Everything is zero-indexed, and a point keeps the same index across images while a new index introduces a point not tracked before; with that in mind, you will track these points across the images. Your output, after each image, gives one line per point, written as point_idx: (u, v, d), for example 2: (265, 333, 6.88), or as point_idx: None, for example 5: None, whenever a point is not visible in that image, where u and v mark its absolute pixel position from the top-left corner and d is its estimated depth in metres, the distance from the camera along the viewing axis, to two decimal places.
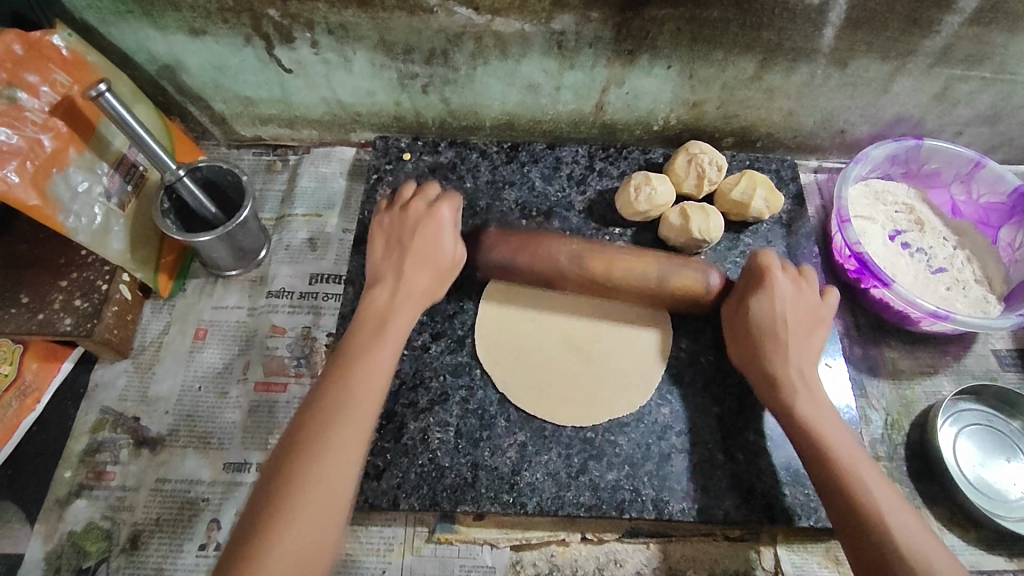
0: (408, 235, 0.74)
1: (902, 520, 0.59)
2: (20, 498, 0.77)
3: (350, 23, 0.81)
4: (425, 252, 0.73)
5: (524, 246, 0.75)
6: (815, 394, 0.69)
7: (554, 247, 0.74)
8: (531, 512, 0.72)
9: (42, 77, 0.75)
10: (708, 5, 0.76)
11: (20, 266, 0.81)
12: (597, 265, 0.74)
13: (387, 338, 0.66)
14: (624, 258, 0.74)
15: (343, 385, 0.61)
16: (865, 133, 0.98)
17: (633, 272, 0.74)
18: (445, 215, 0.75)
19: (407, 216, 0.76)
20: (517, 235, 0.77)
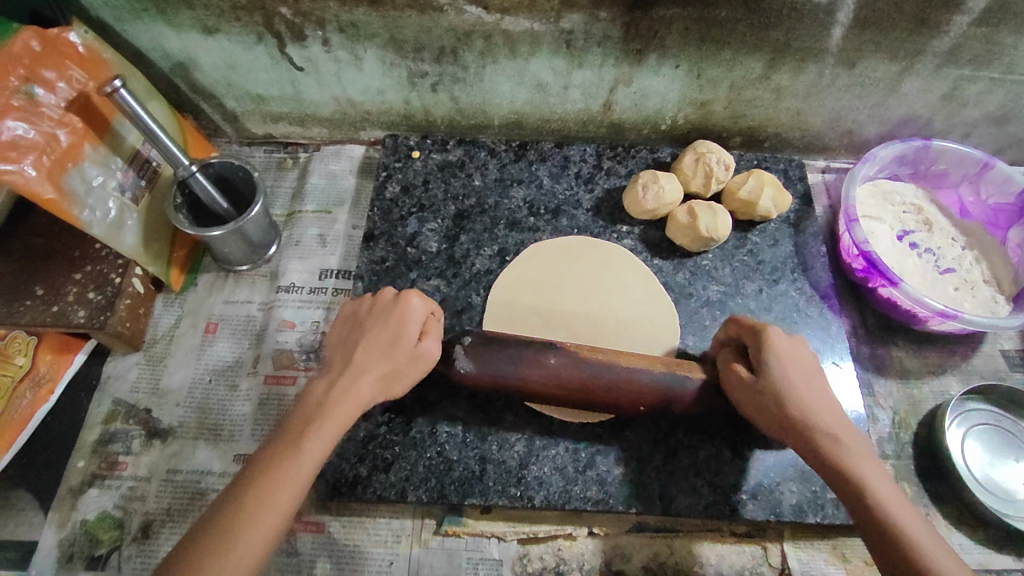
0: (371, 326, 0.68)
1: (934, 539, 0.56)
2: (34, 487, 0.78)
3: (361, 22, 0.82)
4: (388, 346, 0.67)
5: (510, 356, 0.69)
6: (830, 409, 0.63)
7: (542, 360, 0.69)
8: (538, 506, 0.72)
9: (59, 73, 0.75)
10: (716, 5, 0.77)
11: (35, 259, 0.82)
12: (588, 382, 0.68)
13: (326, 424, 0.61)
14: (622, 377, 0.68)
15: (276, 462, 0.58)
16: (873, 133, 0.98)
17: (628, 385, 0.69)
18: (415, 304, 0.70)
19: (374, 304, 0.71)
20: (499, 355, 0.69)
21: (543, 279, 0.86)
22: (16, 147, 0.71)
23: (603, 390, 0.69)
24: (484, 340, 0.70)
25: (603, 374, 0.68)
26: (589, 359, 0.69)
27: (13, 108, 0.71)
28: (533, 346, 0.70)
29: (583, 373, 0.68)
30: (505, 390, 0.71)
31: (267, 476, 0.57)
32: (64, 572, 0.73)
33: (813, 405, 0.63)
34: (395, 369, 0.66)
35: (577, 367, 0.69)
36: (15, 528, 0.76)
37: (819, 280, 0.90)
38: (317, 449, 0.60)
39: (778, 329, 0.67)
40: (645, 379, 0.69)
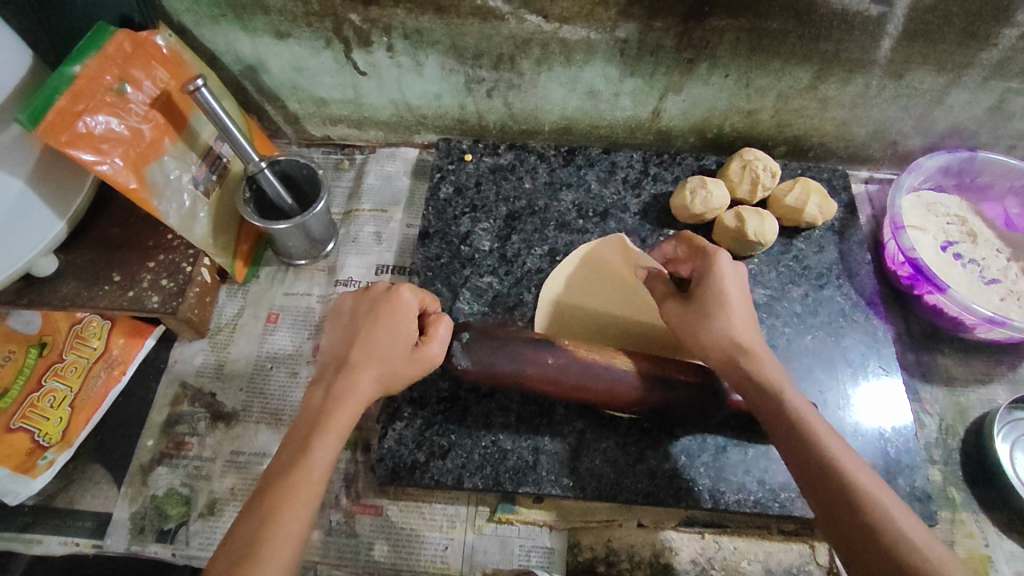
0: (366, 325, 0.68)
1: (842, 444, 0.60)
2: (108, 462, 0.83)
3: (425, 29, 0.86)
4: (387, 346, 0.66)
5: (513, 352, 0.70)
6: (753, 334, 0.68)
7: (542, 356, 0.70)
8: (590, 496, 0.75)
9: (146, 73, 0.81)
10: (768, 16, 0.80)
11: (113, 248, 0.87)
12: (585, 382, 0.70)
13: (333, 427, 0.62)
14: (618, 381, 0.71)
15: (288, 473, 0.59)
16: (917, 144, 0.99)
17: (626, 385, 0.71)
18: (407, 300, 0.69)
19: (362, 303, 0.70)
20: (498, 352, 0.70)
21: (596, 286, 0.88)
22: (107, 140, 0.77)
23: (599, 392, 0.71)
24: (481, 336, 0.70)
25: (603, 376, 0.70)
26: (587, 360, 0.70)
27: (106, 104, 0.77)
28: (529, 343, 0.71)
29: (583, 376, 0.70)
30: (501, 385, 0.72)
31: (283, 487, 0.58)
32: (136, 543, 0.77)
33: (738, 328, 0.68)
34: (392, 367, 0.66)
35: (574, 368, 0.70)
36: (91, 500, 0.80)
37: (864, 287, 0.91)
38: (328, 452, 0.61)
39: (726, 258, 0.72)
40: (639, 379, 0.71)
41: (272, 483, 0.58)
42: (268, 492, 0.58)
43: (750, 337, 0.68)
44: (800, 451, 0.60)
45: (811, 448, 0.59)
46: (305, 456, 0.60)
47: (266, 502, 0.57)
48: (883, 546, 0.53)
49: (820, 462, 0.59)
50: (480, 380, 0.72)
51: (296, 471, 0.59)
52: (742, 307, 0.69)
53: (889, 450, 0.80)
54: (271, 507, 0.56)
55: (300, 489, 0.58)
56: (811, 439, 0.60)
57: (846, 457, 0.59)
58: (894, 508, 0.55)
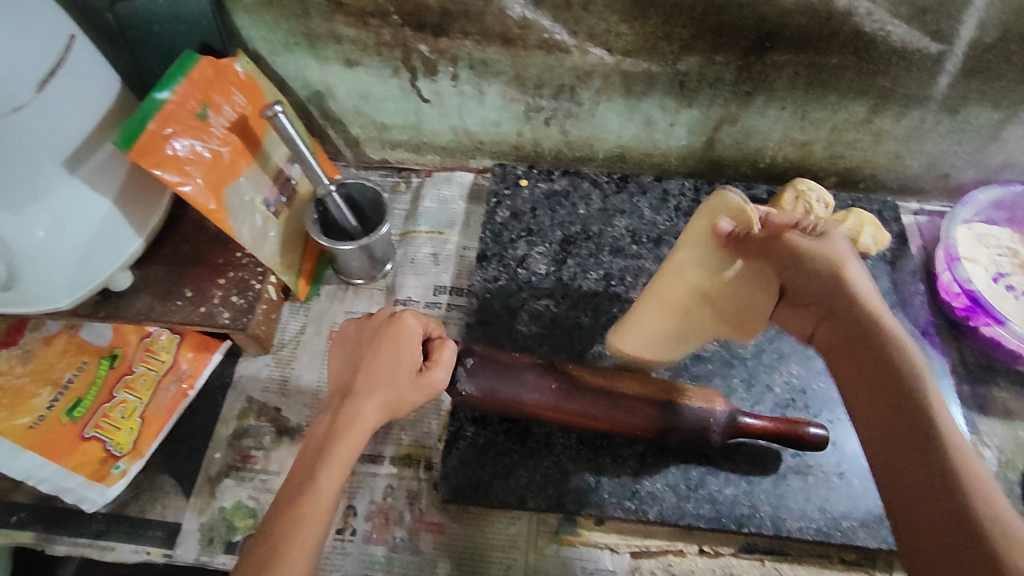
0: (369, 354, 0.69)
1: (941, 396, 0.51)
2: (176, 472, 0.85)
3: (491, 60, 0.89)
4: (392, 375, 0.68)
5: (513, 376, 0.74)
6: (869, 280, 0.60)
7: (540, 382, 0.74)
8: (652, 520, 0.76)
9: (226, 98, 0.85)
10: (828, 52, 0.82)
11: (185, 264, 0.90)
12: (586, 409, 0.73)
13: (338, 456, 0.64)
14: (619, 409, 0.73)
15: (295, 505, 0.60)
16: (970, 177, 1.00)
17: (633, 412, 0.73)
18: (410, 326, 0.70)
19: (363, 332, 0.71)
20: (499, 379, 0.74)
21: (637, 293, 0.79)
22: (190, 163, 0.80)
23: (601, 419, 0.73)
24: (485, 361, 0.75)
25: (602, 403, 0.73)
26: (587, 387, 0.74)
27: (188, 128, 0.80)
28: (529, 370, 0.75)
29: (582, 402, 0.73)
30: (504, 409, 0.76)
31: (290, 517, 0.59)
32: (205, 554, 0.80)
33: (853, 270, 0.60)
34: (393, 393, 0.68)
35: (575, 395, 0.74)
36: (161, 510, 0.83)
37: (918, 317, 0.92)
38: (335, 479, 0.63)
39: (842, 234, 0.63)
40: (641, 407, 0.73)
41: (279, 514, 0.60)
42: (275, 519, 0.60)
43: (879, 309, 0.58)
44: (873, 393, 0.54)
45: (897, 396, 0.52)
46: (311, 487, 0.61)
47: (272, 529, 0.59)
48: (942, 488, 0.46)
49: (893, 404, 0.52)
50: (484, 406, 0.76)
51: (302, 502, 0.61)
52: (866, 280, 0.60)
53: None
54: (275, 539, 0.58)
55: (307, 520, 0.59)
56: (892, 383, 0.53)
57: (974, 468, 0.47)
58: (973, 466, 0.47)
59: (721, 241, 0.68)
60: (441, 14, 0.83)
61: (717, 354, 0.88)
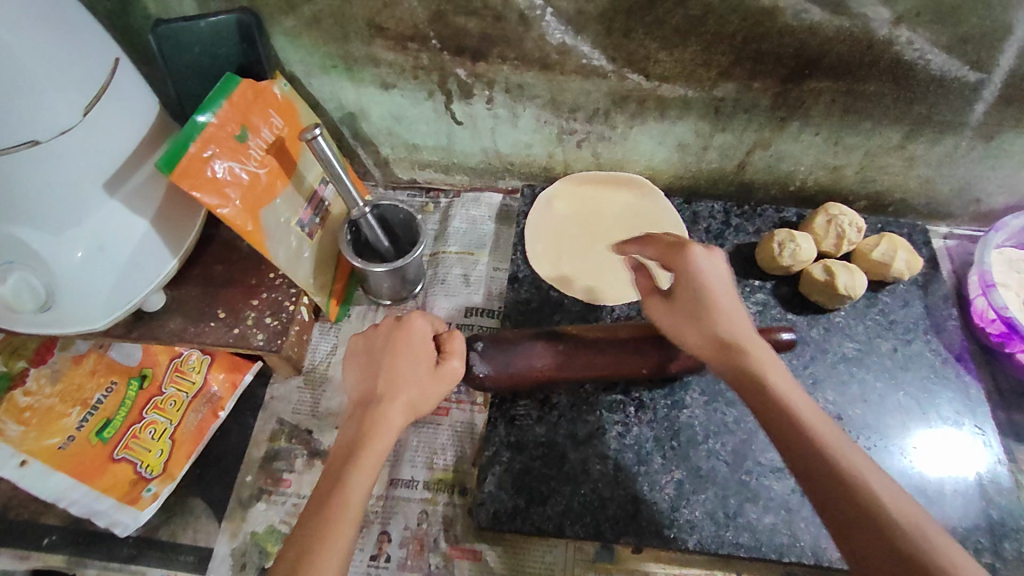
0: (387, 357, 0.69)
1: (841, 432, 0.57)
2: (207, 496, 0.84)
3: (528, 84, 0.90)
4: (413, 373, 0.68)
5: (520, 347, 0.77)
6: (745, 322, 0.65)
7: (544, 347, 0.77)
8: (692, 549, 0.75)
9: (264, 121, 0.86)
10: (866, 80, 0.83)
11: (218, 285, 0.90)
12: (590, 361, 0.77)
13: (368, 458, 0.62)
14: (628, 351, 0.76)
15: (326, 508, 0.59)
16: (1001, 204, 1.00)
17: (638, 350, 0.76)
18: (420, 326, 0.72)
19: (375, 337, 0.72)
20: (510, 356, 0.77)
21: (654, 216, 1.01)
22: (229, 184, 0.80)
23: (611, 367, 0.77)
24: (492, 343, 0.78)
25: (611, 352, 0.76)
26: (592, 342, 0.77)
27: (227, 148, 0.80)
28: (531, 339, 0.78)
29: (591, 356, 0.76)
30: (521, 385, 0.79)
31: (322, 521, 0.58)
32: None
33: (719, 289, 0.66)
34: (415, 391, 0.67)
35: (584, 352, 0.77)
36: (194, 534, 0.82)
37: (952, 342, 0.91)
38: (366, 481, 0.62)
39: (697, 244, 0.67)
40: (649, 347, 0.76)
41: (308, 522, 0.59)
42: (305, 527, 0.58)
43: (771, 368, 0.61)
44: (810, 466, 0.55)
45: (826, 468, 0.54)
46: (340, 491, 0.60)
47: (303, 537, 0.57)
48: (900, 554, 0.50)
49: (831, 470, 0.54)
50: (502, 387, 0.79)
51: (332, 507, 0.59)
52: (728, 296, 0.66)
53: (991, 511, 0.80)
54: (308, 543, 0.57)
55: (340, 521, 0.58)
56: (827, 451, 0.55)
57: (898, 506, 0.52)
58: (898, 501, 0.52)
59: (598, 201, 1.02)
60: (481, 39, 0.85)
61: None
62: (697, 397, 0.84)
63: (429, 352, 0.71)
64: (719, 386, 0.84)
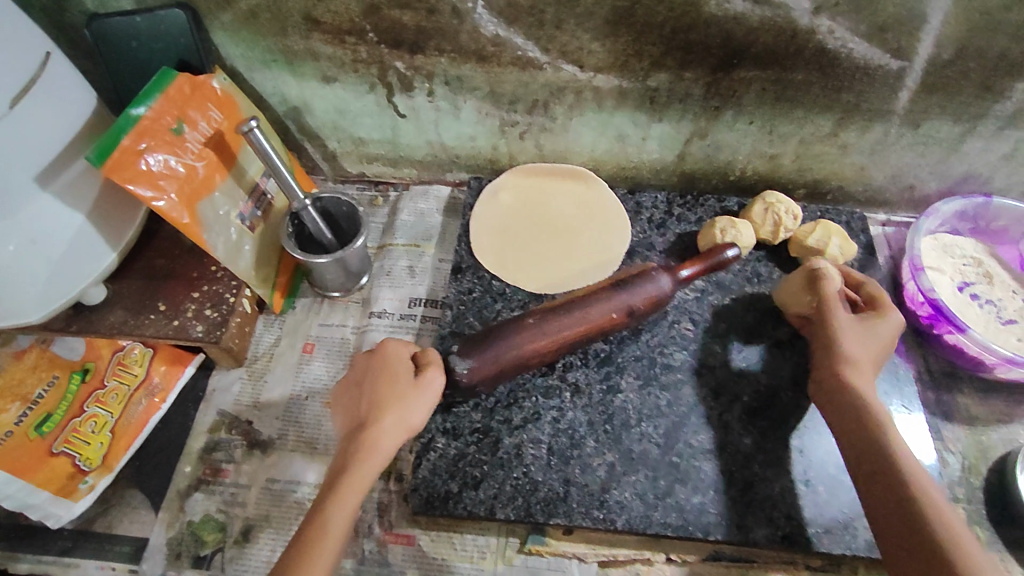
0: (369, 384, 0.73)
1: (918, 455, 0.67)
2: (145, 487, 0.84)
3: (466, 76, 0.92)
4: (392, 394, 0.71)
5: (492, 335, 0.78)
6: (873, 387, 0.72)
7: (519, 329, 0.78)
8: (620, 529, 0.77)
9: (202, 114, 0.86)
10: (793, 69, 0.85)
11: (159, 279, 0.91)
12: (568, 330, 0.79)
13: (351, 482, 0.65)
14: (600, 311, 0.80)
15: (305, 536, 0.62)
16: (934, 189, 1.02)
17: (605, 307, 0.80)
18: (396, 352, 0.75)
19: (358, 367, 0.75)
20: (488, 346, 0.77)
21: (591, 201, 1.03)
22: (164, 177, 0.81)
23: (589, 329, 0.79)
24: (468, 344, 0.78)
25: (585, 317, 0.79)
26: (557, 310, 0.80)
27: (164, 143, 0.81)
28: (497, 328, 0.79)
29: (568, 323, 0.79)
30: (510, 372, 0.78)
31: (307, 545, 0.61)
32: (172, 569, 0.79)
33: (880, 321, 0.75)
34: (397, 414, 0.70)
35: (551, 319, 0.79)
36: (129, 525, 0.82)
37: None
38: (347, 505, 0.64)
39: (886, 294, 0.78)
40: (618, 305, 0.80)
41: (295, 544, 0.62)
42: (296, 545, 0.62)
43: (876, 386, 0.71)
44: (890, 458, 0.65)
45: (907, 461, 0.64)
46: (323, 515, 0.63)
47: (290, 555, 0.61)
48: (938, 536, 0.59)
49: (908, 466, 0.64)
50: (493, 380, 0.78)
51: (315, 529, 0.62)
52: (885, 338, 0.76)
53: None
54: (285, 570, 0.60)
55: (319, 549, 0.61)
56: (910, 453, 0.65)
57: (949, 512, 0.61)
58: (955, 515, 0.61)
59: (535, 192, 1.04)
60: (416, 32, 0.86)
61: (687, 363, 0.88)
62: (632, 381, 0.86)
63: (408, 374, 0.73)
64: (654, 370, 0.87)
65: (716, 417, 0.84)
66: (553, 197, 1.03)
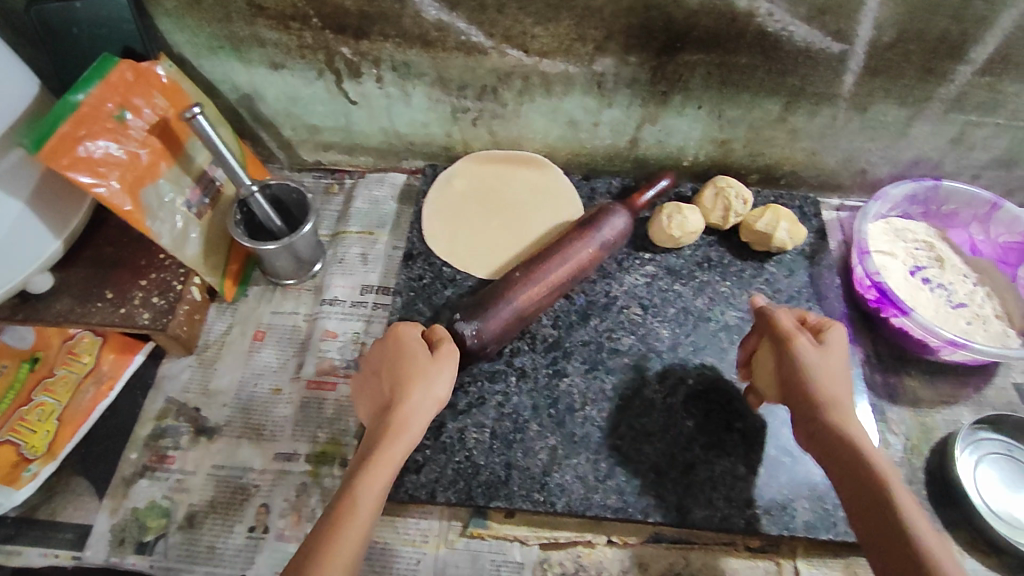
0: (390, 367, 0.73)
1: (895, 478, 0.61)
2: (90, 474, 0.85)
3: (413, 62, 0.91)
4: (414, 372, 0.71)
5: (487, 295, 0.81)
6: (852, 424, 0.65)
7: (510, 285, 0.82)
8: (560, 511, 0.77)
9: (146, 101, 0.85)
10: (736, 52, 0.85)
11: (106, 267, 0.90)
12: (555, 272, 0.84)
13: (379, 463, 0.65)
14: (580, 251, 0.86)
15: (334, 517, 0.61)
16: (885, 174, 1.03)
17: (580, 244, 0.87)
18: (411, 334, 0.75)
19: (375, 354, 0.76)
20: (488, 308, 0.80)
21: (539, 183, 1.03)
22: (105, 164, 0.80)
23: (575, 268, 0.86)
24: (468, 312, 0.80)
25: (568, 258, 0.86)
26: (538, 260, 0.85)
27: (105, 130, 0.81)
28: (488, 291, 0.82)
29: (555, 267, 0.84)
30: (514, 328, 0.82)
31: (332, 529, 0.61)
32: (114, 555, 0.79)
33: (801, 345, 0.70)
34: (423, 392, 0.70)
35: (538, 269, 0.84)
36: (73, 512, 0.82)
37: (833, 309, 0.94)
38: (376, 484, 0.64)
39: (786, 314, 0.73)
40: (593, 241, 0.87)
41: (320, 527, 0.61)
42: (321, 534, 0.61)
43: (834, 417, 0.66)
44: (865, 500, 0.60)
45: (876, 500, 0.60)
46: (349, 498, 0.63)
47: (313, 541, 0.60)
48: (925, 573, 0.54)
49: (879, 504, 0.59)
50: (499, 339, 0.81)
51: (343, 512, 0.62)
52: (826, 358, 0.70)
53: None
54: (315, 549, 0.59)
55: (349, 527, 0.61)
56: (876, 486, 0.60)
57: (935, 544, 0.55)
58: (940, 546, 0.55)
59: (482, 179, 1.04)
60: (360, 17, 0.85)
61: (633, 348, 0.89)
62: (578, 365, 0.87)
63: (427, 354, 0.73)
64: (601, 355, 0.88)
65: (660, 400, 0.84)
66: (501, 182, 1.03)
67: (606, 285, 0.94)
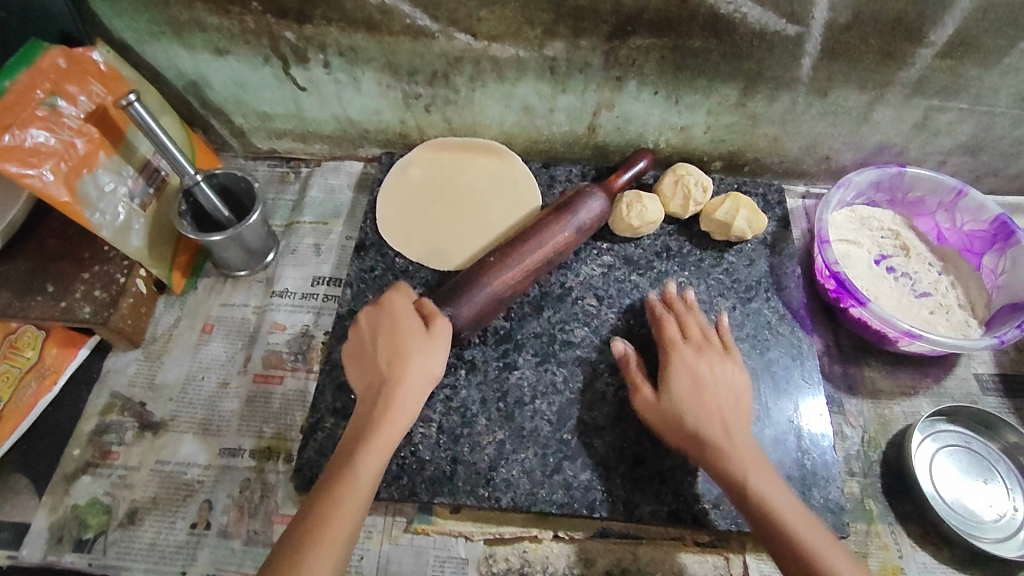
0: (385, 339, 0.73)
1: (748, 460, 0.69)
2: (30, 471, 0.83)
3: (359, 47, 0.89)
4: (413, 346, 0.72)
5: (460, 280, 0.80)
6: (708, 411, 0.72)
7: (484, 269, 0.80)
8: (505, 506, 0.76)
9: (81, 88, 0.83)
10: (689, 35, 0.82)
11: (48, 258, 0.87)
12: (529, 255, 0.82)
13: (379, 436, 0.67)
14: (555, 235, 0.84)
15: (333, 487, 0.64)
16: (850, 160, 1.00)
17: (554, 228, 0.84)
18: (404, 307, 0.76)
19: (365, 326, 0.76)
20: (460, 292, 0.79)
21: (494, 171, 1.01)
22: (37, 153, 0.78)
23: (551, 251, 0.84)
24: (440, 296, 0.79)
25: (543, 242, 0.83)
26: (514, 243, 0.83)
27: (36, 118, 0.78)
28: (460, 277, 0.81)
29: (530, 250, 0.82)
30: (490, 312, 0.80)
31: (330, 499, 0.63)
32: (52, 553, 0.78)
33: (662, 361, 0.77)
34: (422, 367, 0.72)
35: (512, 252, 0.82)
36: (10, 510, 0.80)
37: (792, 300, 0.92)
38: (377, 457, 0.66)
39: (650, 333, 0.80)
40: (569, 224, 0.85)
41: (317, 496, 0.64)
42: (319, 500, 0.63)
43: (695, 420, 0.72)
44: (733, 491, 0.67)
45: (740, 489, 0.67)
46: (350, 469, 0.65)
47: (311, 510, 0.62)
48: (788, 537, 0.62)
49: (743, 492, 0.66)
50: (476, 323, 0.80)
51: (345, 481, 0.64)
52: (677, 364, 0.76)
53: (806, 462, 0.80)
54: (317, 516, 0.62)
55: (350, 495, 0.63)
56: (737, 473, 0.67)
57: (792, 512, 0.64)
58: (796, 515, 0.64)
59: (436, 166, 1.01)
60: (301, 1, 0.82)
61: (587, 340, 0.87)
62: (529, 358, 0.85)
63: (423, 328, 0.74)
64: (553, 347, 0.86)
65: (612, 393, 0.83)
66: (455, 169, 1.01)
67: (562, 276, 0.92)
